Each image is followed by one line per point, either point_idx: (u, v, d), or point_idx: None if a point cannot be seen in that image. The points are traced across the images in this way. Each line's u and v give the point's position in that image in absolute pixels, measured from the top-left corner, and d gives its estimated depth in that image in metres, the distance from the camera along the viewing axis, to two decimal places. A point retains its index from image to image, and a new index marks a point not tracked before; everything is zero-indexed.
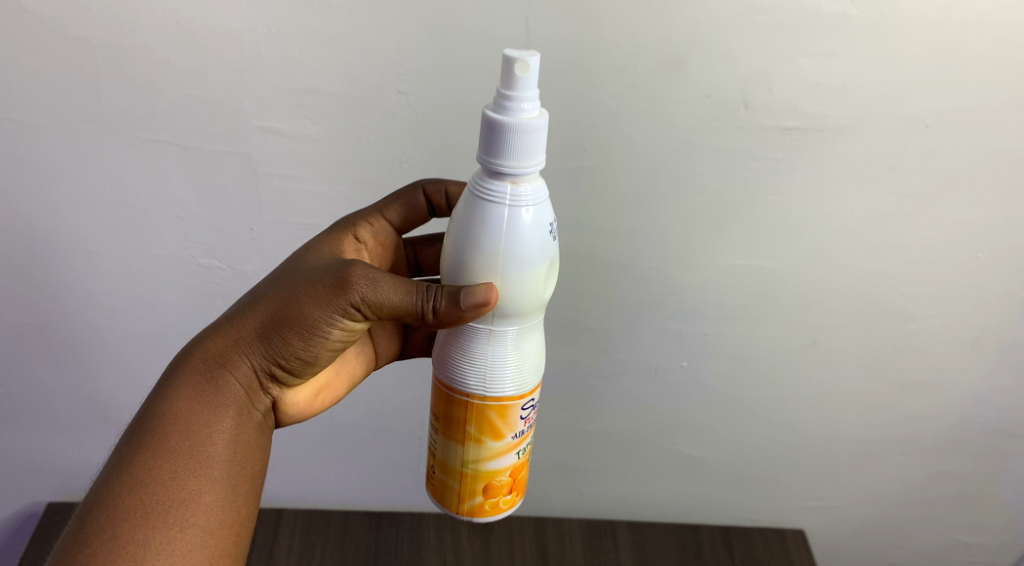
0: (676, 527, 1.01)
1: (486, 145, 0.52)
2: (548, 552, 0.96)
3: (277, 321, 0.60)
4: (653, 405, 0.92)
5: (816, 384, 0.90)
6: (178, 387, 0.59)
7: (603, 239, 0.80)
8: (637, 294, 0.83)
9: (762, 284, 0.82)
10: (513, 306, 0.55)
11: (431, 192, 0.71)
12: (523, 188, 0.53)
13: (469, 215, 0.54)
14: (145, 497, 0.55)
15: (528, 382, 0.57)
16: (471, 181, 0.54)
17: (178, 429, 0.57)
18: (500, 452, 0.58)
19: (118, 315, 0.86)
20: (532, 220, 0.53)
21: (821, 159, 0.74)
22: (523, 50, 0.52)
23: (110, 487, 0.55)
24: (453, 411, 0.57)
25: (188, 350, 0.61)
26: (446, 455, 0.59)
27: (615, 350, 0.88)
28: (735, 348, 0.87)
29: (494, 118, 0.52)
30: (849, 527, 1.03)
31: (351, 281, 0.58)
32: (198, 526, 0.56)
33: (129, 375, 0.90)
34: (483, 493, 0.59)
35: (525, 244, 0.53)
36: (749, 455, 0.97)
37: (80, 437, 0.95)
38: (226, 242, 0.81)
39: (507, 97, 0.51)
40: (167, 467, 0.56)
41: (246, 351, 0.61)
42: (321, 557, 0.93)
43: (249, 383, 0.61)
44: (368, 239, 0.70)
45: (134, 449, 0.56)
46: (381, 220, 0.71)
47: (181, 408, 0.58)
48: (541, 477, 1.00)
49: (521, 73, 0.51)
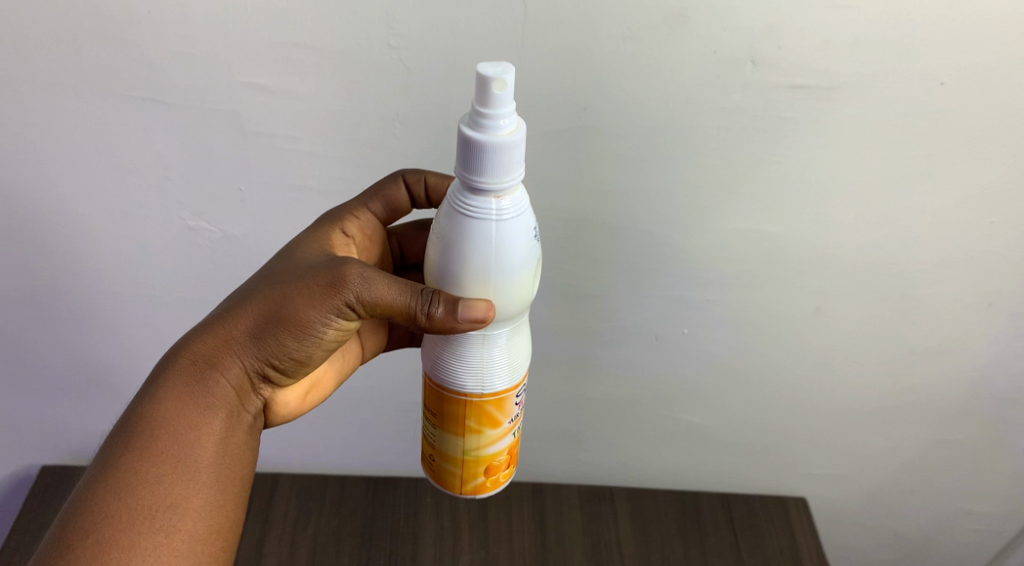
0: (674, 496, 0.99)
1: (464, 165, 0.50)
2: (547, 517, 0.95)
3: (270, 321, 0.58)
4: (654, 373, 0.91)
5: (821, 351, 0.88)
6: (167, 389, 0.57)
7: (605, 202, 0.77)
8: (638, 260, 0.81)
9: (767, 248, 0.80)
10: (507, 310, 0.54)
11: (411, 183, 0.69)
12: (508, 202, 0.51)
13: (454, 231, 0.51)
14: (132, 502, 0.53)
15: (520, 369, 0.57)
16: (452, 198, 0.52)
17: (166, 434, 0.56)
18: (499, 436, 0.58)
19: (108, 277, 0.84)
20: (517, 232, 0.52)
21: (830, 119, 0.71)
22: (495, 64, 0.49)
23: (95, 491, 0.53)
24: (449, 407, 0.57)
25: (176, 350, 0.59)
26: (444, 445, 0.58)
27: (614, 317, 0.86)
28: (738, 314, 0.85)
29: (473, 138, 0.49)
30: (851, 495, 1.02)
31: (345, 279, 0.57)
32: (185, 532, 0.54)
33: (120, 337, 0.89)
34: (484, 473, 0.59)
35: (513, 254, 0.52)
36: (750, 423, 0.95)
37: (75, 402, 0.95)
38: (216, 204, 0.79)
39: (484, 115, 0.49)
40: (154, 471, 0.55)
41: (236, 352, 0.59)
42: (318, 523, 0.92)
43: (241, 384, 0.60)
44: (356, 233, 0.68)
45: (120, 454, 0.55)
46: (367, 212, 0.69)
47: (170, 411, 0.57)
48: (540, 444, 0.99)
49: (498, 90, 0.48)
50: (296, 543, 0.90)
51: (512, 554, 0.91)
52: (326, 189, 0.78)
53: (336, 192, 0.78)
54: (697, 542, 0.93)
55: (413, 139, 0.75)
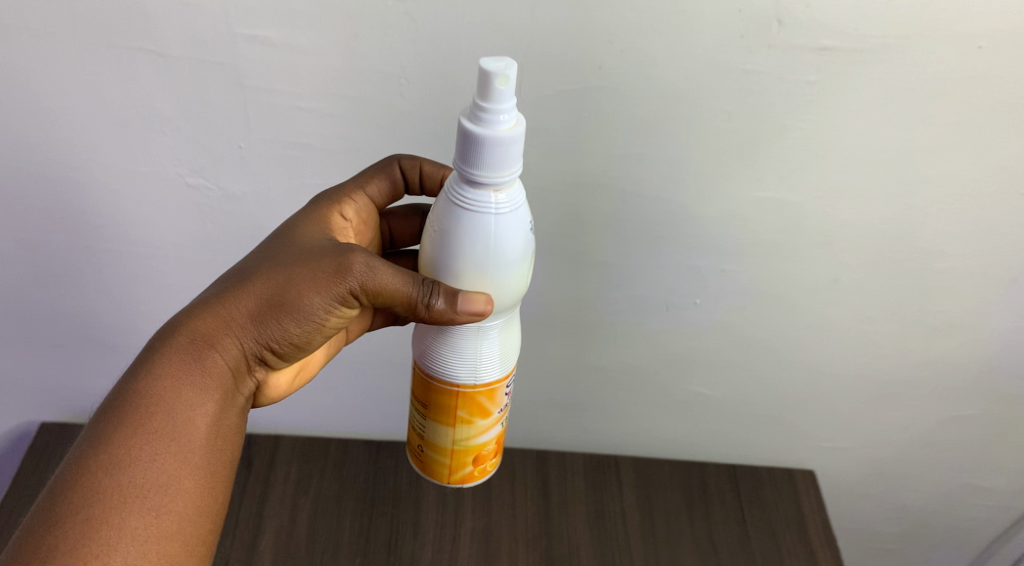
0: (681, 465, 0.97)
1: (463, 159, 0.50)
2: (550, 486, 0.93)
3: (272, 304, 0.58)
4: (664, 343, 0.88)
5: (836, 324, 0.85)
6: (163, 365, 0.56)
7: (618, 167, 0.74)
8: (651, 227, 0.78)
9: (786, 217, 0.77)
10: (503, 302, 0.55)
11: (406, 169, 0.69)
12: (507, 197, 0.52)
13: (454, 224, 0.52)
14: (123, 478, 0.53)
15: (510, 360, 0.58)
16: (451, 192, 0.52)
17: (162, 411, 0.55)
18: (489, 426, 0.59)
19: (105, 235, 0.82)
20: (514, 228, 0.52)
21: (858, 83, 0.68)
22: (498, 59, 0.49)
23: (86, 464, 0.52)
24: (441, 399, 0.57)
25: (174, 325, 0.58)
26: (435, 435, 0.59)
27: (625, 285, 0.83)
28: (752, 284, 0.82)
29: (474, 132, 0.49)
30: (860, 468, 1.00)
31: (350, 267, 0.58)
32: (175, 513, 0.54)
33: (118, 295, 0.87)
34: (473, 463, 0.60)
35: (511, 248, 0.53)
36: (761, 394, 0.93)
37: (73, 359, 0.93)
38: (214, 161, 0.76)
39: (485, 111, 0.49)
40: (147, 449, 0.54)
41: (236, 332, 0.58)
42: (319, 486, 0.91)
43: (237, 364, 0.59)
44: (352, 216, 0.67)
45: (113, 430, 0.54)
46: (363, 195, 0.68)
47: (166, 388, 0.56)
48: (545, 411, 0.97)
49: (500, 86, 0.48)
50: (297, 506, 0.89)
51: (515, 521, 0.89)
52: (328, 148, 0.75)
53: (338, 152, 0.75)
54: (703, 513, 0.92)
55: (419, 98, 0.71)
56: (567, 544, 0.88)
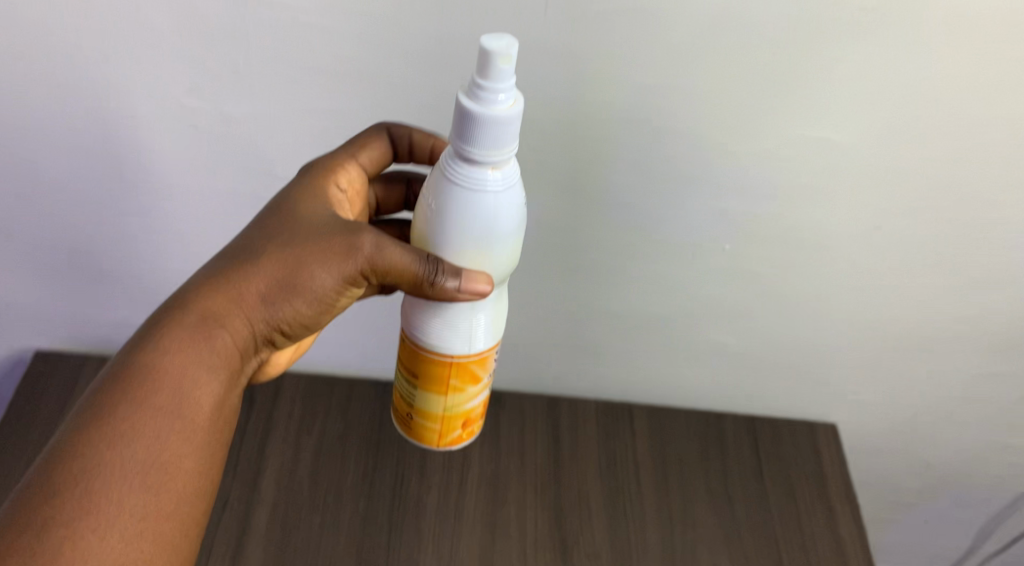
0: (698, 415, 0.93)
1: (459, 135, 0.49)
2: (561, 434, 0.90)
3: (280, 282, 0.57)
4: (688, 291, 0.83)
5: (874, 275, 0.80)
6: (171, 341, 0.55)
7: (650, 100, 0.68)
8: (681, 166, 0.73)
9: (829, 159, 0.71)
10: (501, 276, 0.55)
11: (395, 137, 0.67)
12: (509, 174, 0.51)
13: (462, 207, 0.50)
14: (126, 453, 0.52)
15: (499, 328, 0.58)
16: (453, 176, 0.50)
17: (168, 389, 0.54)
18: (478, 391, 0.60)
19: (95, 157, 0.77)
20: (509, 206, 0.51)
21: (921, 10, 0.62)
22: (496, 37, 0.47)
23: (88, 437, 0.51)
24: (434, 370, 0.57)
25: (182, 300, 0.57)
26: (425, 403, 0.59)
27: (650, 228, 0.78)
28: (787, 230, 0.77)
29: (484, 114, 0.48)
30: (884, 425, 0.96)
31: (360, 246, 0.57)
32: (176, 490, 0.53)
33: (111, 222, 0.82)
34: (461, 426, 0.61)
35: (516, 222, 0.52)
36: (788, 346, 0.88)
37: (66, 288, 0.89)
38: (212, 81, 0.70)
39: (488, 91, 0.48)
40: (152, 425, 0.53)
41: (243, 311, 0.57)
42: (323, 426, 0.88)
43: (242, 343, 0.58)
44: (346, 187, 0.66)
45: (119, 403, 0.53)
46: (355, 164, 0.66)
47: (173, 365, 0.55)
48: (559, 355, 0.92)
49: (505, 64, 0.47)
50: (300, 445, 0.86)
51: (524, 468, 0.86)
52: (333, 71, 0.69)
53: (344, 76, 0.69)
54: (720, 467, 0.89)
55: (434, 17, 0.65)
56: (578, 493, 0.85)
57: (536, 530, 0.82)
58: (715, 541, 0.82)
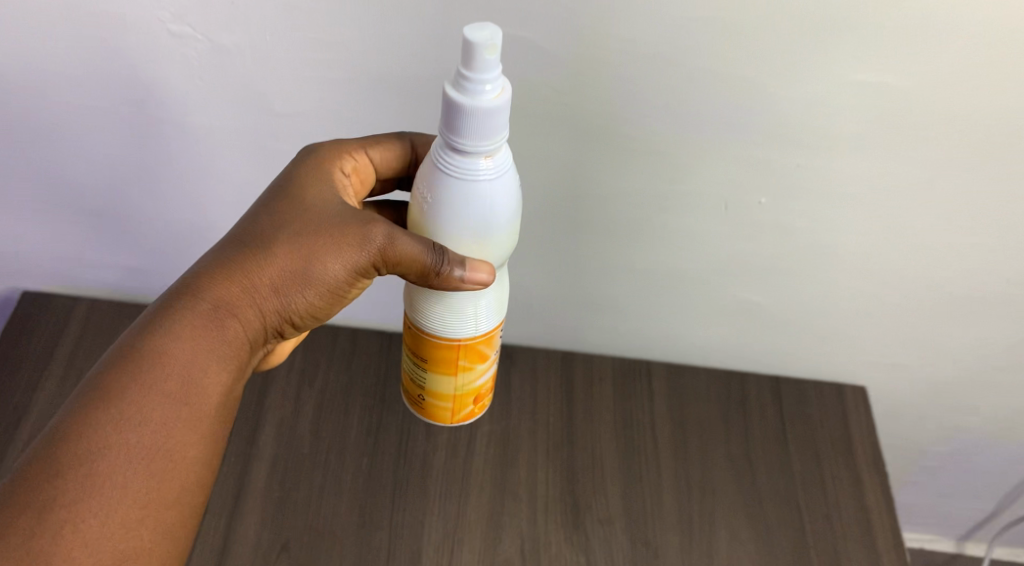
0: (720, 376, 0.89)
1: (450, 128, 0.48)
2: (576, 393, 0.85)
3: (289, 271, 0.56)
4: (716, 246, 0.77)
5: (921, 234, 0.74)
6: (181, 325, 0.55)
7: (686, 34, 0.62)
8: (717, 110, 0.66)
9: (882, 105, 0.64)
10: (500, 259, 0.55)
11: (417, 149, 0.64)
12: (502, 159, 0.50)
13: (458, 197, 0.50)
14: (133, 439, 0.52)
15: (504, 307, 0.58)
16: (447, 167, 0.50)
17: (177, 376, 0.54)
18: (487, 368, 0.61)
19: (77, 87, 0.71)
20: (506, 192, 0.51)
21: None
22: (477, 25, 0.46)
23: (97, 421, 0.52)
24: (442, 353, 0.58)
25: (193, 286, 0.56)
26: (437, 384, 0.61)
27: (678, 178, 0.71)
28: (830, 183, 0.70)
29: (475, 105, 0.47)
30: (917, 391, 0.91)
31: (372, 238, 0.56)
32: (178, 478, 0.54)
33: (96, 158, 0.77)
34: (472, 401, 0.63)
35: (512, 205, 0.52)
36: (821, 306, 0.82)
37: (52, 226, 0.84)
38: (203, 5, 0.64)
39: (475, 81, 0.47)
40: (161, 412, 0.53)
41: (252, 300, 0.57)
42: (325, 378, 0.84)
43: (251, 332, 0.58)
44: (352, 174, 0.62)
45: (128, 388, 0.53)
46: (365, 156, 0.63)
47: (183, 351, 0.55)
48: (574, 310, 0.87)
49: (490, 53, 0.46)
50: (301, 399, 0.82)
51: (536, 427, 0.82)
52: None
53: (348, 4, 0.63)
54: (742, 431, 0.84)
55: None
56: (591, 455, 0.81)
57: (548, 492, 0.78)
58: (735, 508, 0.79)
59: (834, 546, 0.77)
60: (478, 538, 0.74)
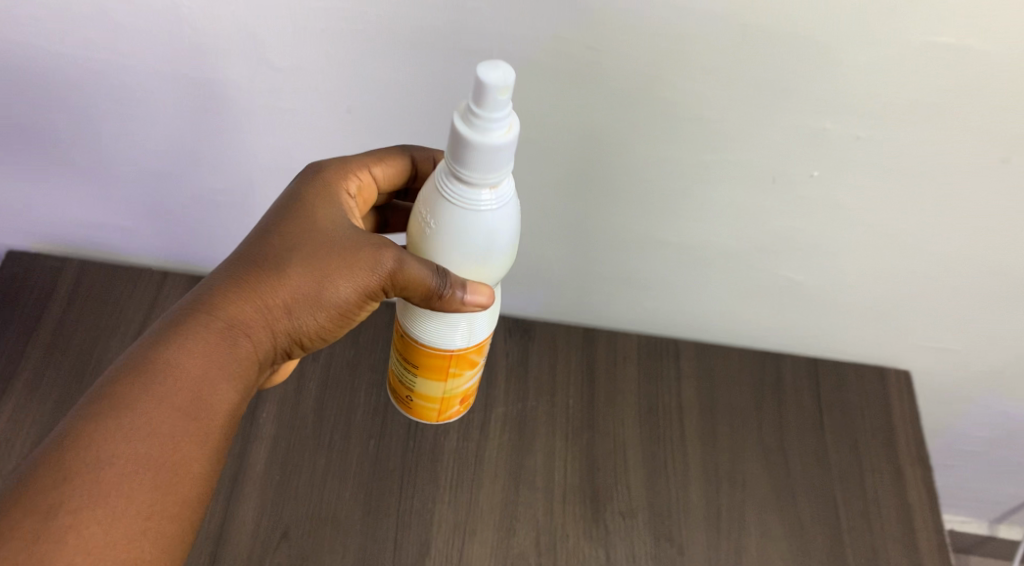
0: (754, 357, 0.82)
1: (455, 159, 0.45)
2: (597, 372, 0.80)
3: (297, 292, 0.52)
4: (759, 222, 0.70)
5: (989, 215, 0.66)
6: (190, 341, 0.51)
7: None
8: (771, 72, 0.58)
9: (960, 71, 0.56)
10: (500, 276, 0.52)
11: (419, 164, 0.60)
12: (508, 188, 0.48)
13: (460, 226, 0.47)
14: (137, 453, 0.48)
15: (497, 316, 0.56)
16: (450, 196, 0.47)
17: (187, 390, 0.50)
18: (476, 373, 0.59)
19: (56, 33, 0.64)
20: (510, 220, 0.48)
21: None
22: (490, 64, 0.43)
23: (99, 434, 0.47)
24: (433, 360, 0.55)
25: (202, 299, 0.52)
26: (425, 387, 0.58)
27: (722, 148, 0.64)
28: (893, 157, 0.62)
29: (485, 143, 0.44)
30: (964, 378, 0.84)
31: (382, 259, 0.51)
32: (182, 495, 0.49)
33: (81, 111, 0.70)
34: (459, 403, 0.61)
35: (515, 232, 0.49)
36: (868, 288, 0.76)
37: (38, 183, 0.78)
38: None
39: (485, 118, 0.44)
40: (168, 426, 0.49)
41: (262, 319, 0.52)
42: (330, 351, 0.79)
43: (261, 352, 0.53)
44: (356, 194, 0.58)
45: (133, 400, 0.48)
46: (368, 175, 0.58)
47: (192, 365, 0.50)
48: (597, 286, 0.80)
49: (503, 93, 0.43)
50: (305, 373, 0.77)
51: (553, 409, 0.77)
52: None
53: None
54: (775, 416, 0.78)
55: None
56: (613, 440, 0.76)
57: (566, 481, 0.73)
58: (766, 500, 0.73)
59: (872, 545, 0.72)
60: (491, 529, 0.70)
